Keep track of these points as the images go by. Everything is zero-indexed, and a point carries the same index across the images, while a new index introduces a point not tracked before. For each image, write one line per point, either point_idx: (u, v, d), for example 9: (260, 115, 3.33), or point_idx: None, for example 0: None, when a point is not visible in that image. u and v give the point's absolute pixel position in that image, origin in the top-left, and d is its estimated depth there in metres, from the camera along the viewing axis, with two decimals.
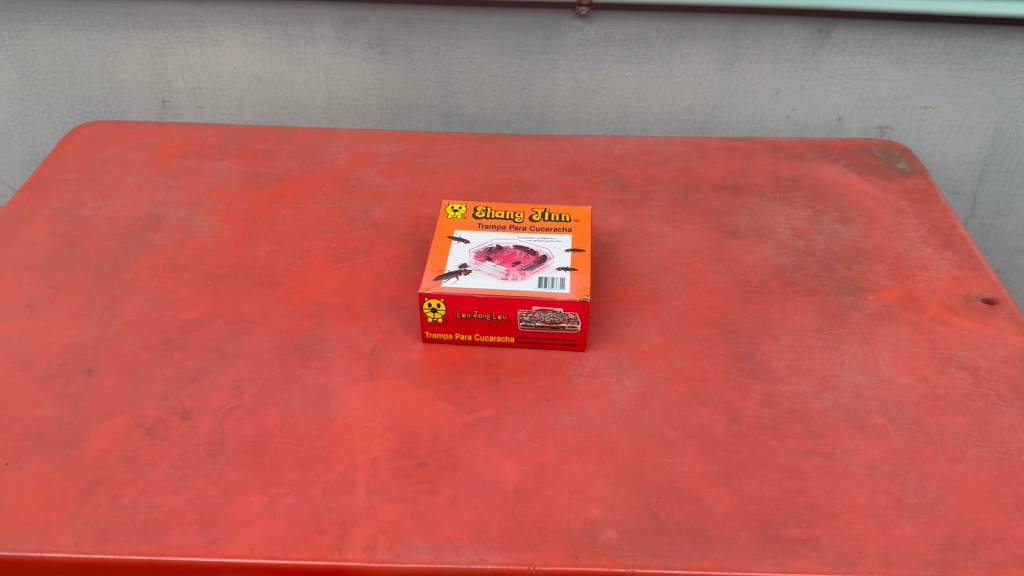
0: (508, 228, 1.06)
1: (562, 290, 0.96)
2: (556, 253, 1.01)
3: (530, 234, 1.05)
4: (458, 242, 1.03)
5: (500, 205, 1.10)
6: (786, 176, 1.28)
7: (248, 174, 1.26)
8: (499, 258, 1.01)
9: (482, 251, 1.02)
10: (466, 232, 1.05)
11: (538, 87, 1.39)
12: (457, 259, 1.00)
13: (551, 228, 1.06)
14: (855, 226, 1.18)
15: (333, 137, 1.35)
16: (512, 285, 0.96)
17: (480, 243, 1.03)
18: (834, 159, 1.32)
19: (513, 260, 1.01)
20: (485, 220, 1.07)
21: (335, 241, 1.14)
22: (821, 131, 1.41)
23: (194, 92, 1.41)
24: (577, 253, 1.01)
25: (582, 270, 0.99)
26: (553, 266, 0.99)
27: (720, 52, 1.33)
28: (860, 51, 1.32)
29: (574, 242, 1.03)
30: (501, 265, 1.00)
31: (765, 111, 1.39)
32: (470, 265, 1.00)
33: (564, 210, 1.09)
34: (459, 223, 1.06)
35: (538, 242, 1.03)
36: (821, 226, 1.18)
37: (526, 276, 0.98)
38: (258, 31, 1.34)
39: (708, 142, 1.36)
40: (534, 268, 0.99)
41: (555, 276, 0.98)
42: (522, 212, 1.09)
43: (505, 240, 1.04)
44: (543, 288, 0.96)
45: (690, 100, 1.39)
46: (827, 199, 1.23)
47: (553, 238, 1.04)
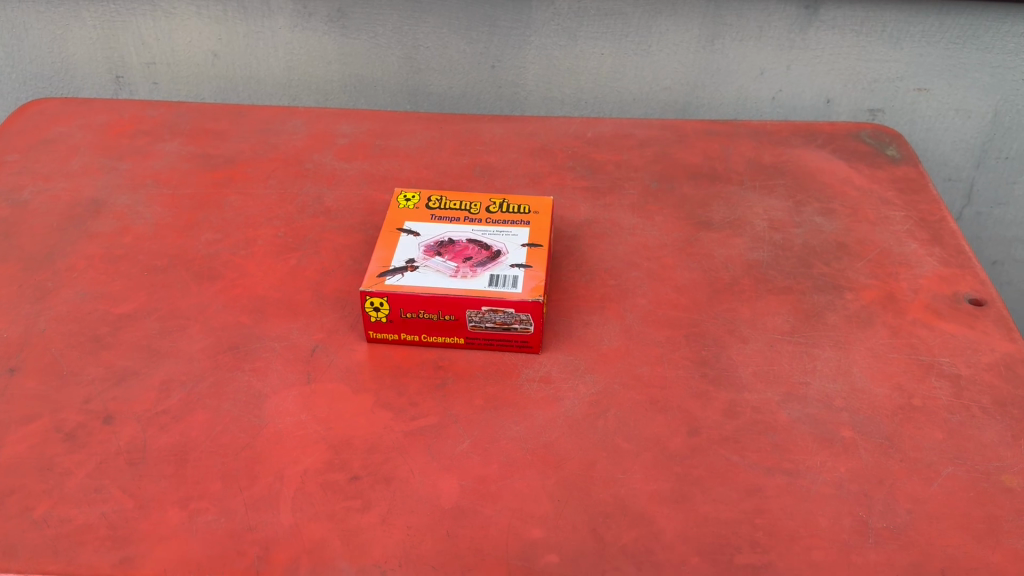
0: (462, 220, 0.99)
1: (514, 289, 0.90)
2: (510, 248, 0.95)
3: (485, 226, 0.98)
4: (408, 234, 0.97)
5: (456, 193, 1.03)
6: (767, 162, 1.21)
7: (198, 156, 1.19)
8: (450, 253, 0.94)
9: (432, 244, 0.95)
10: (417, 224, 0.98)
11: (508, 64, 1.31)
12: (405, 253, 0.94)
13: (508, 220, 0.99)
14: (837, 218, 1.11)
15: (292, 116, 1.28)
16: (460, 284, 0.90)
17: (431, 236, 0.97)
18: (820, 144, 1.24)
19: (465, 255, 0.94)
20: (439, 210, 1.00)
21: (283, 230, 1.08)
22: (809, 114, 1.33)
23: (149, 68, 1.34)
24: (533, 248, 0.95)
25: (538, 267, 0.92)
26: (507, 263, 0.93)
27: (701, 28, 1.25)
28: (850, 29, 1.24)
29: (531, 236, 0.96)
30: (451, 261, 0.93)
31: (750, 92, 1.31)
32: (418, 260, 0.93)
33: (523, 199, 1.02)
34: (410, 213, 1.00)
35: (493, 235, 0.97)
36: (801, 217, 1.11)
37: (477, 273, 0.92)
38: (213, 3, 1.27)
39: (687, 125, 1.28)
40: (486, 264, 0.93)
41: (507, 273, 0.91)
42: (479, 202, 1.02)
43: (457, 232, 0.97)
44: (494, 287, 0.90)
45: (669, 80, 1.31)
46: (809, 188, 1.16)
47: (510, 231, 0.97)
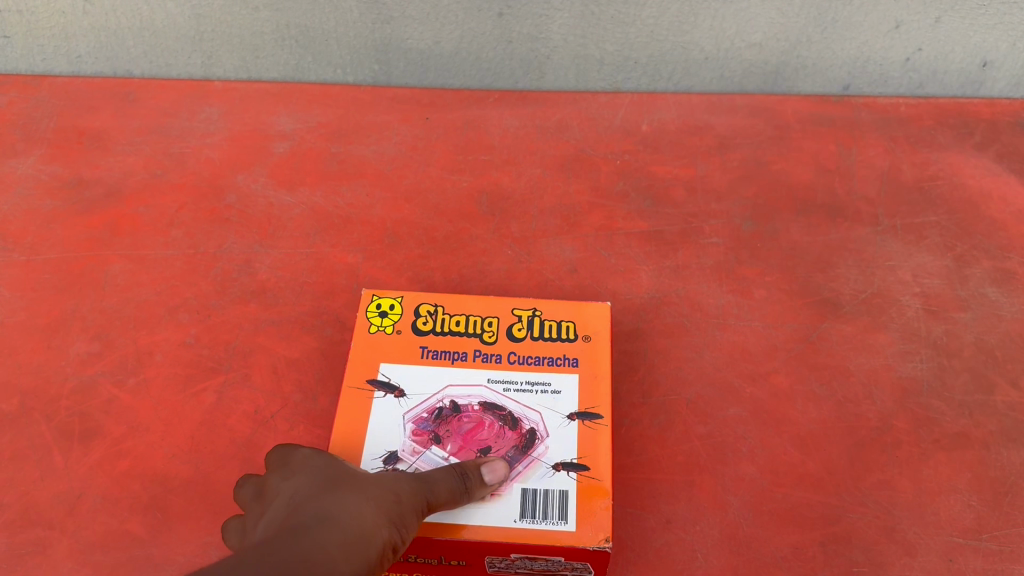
0: (471, 359, 0.63)
1: (563, 523, 0.54)
2: (551, 427, 0.59)
3: (508, 372, 0.62)
4: (385, 397, 0.61)
5: (459, 300, 0.65)
6: (907, 181, 0.83)
7: (65, 185, 0.80)
8: (455, 438, 0.59)
9: (424, 420, 0.60)
10: (398, 373, 0.62)
11: (524, 10, 0.89)
12: (380, 441, 0.58)
13: (545, 358, 0.63)
14: (1018, 291, 0.75)
15: (204, 99, 0.88)
16: (474, 511, 0.54)
17: (421, 402, 0.61)
18: (979, 143, 0.87)
19: (480, 442, 0.59)
20: (433, 338, 0.64)
21: (195, 331, 0.71)
22: (956, 85, 0.91)
23: None
24: (588, 425, 0.59)
25: (598, 469, 0.57)
26: (548, 461, 0.58)
27: None
28: None
29: (582, 398, 0.61)
30: (458, 455, 0.58)
31: (875, 52, 0.90)
32: (403, 455, 0.58)
33: (565, 313, 0.65)
34: (388, 349, 0.63)
35: (521, 394, 0.61)
36: (967, 290, 0.76)
37: (499, 483, 0.56)
38: None
39: (786, 107, 0.89)
40: (515, 463, 0.57)
41: (551, 484, 0.56)
42: (496, 317, 0.65)
43: (463, 391, 0.61)
44: (531, 517, 0.55)
45: (763, 33, 0.89)
46: (972, 232, 0.79)
47: (548, 387, 0.61)
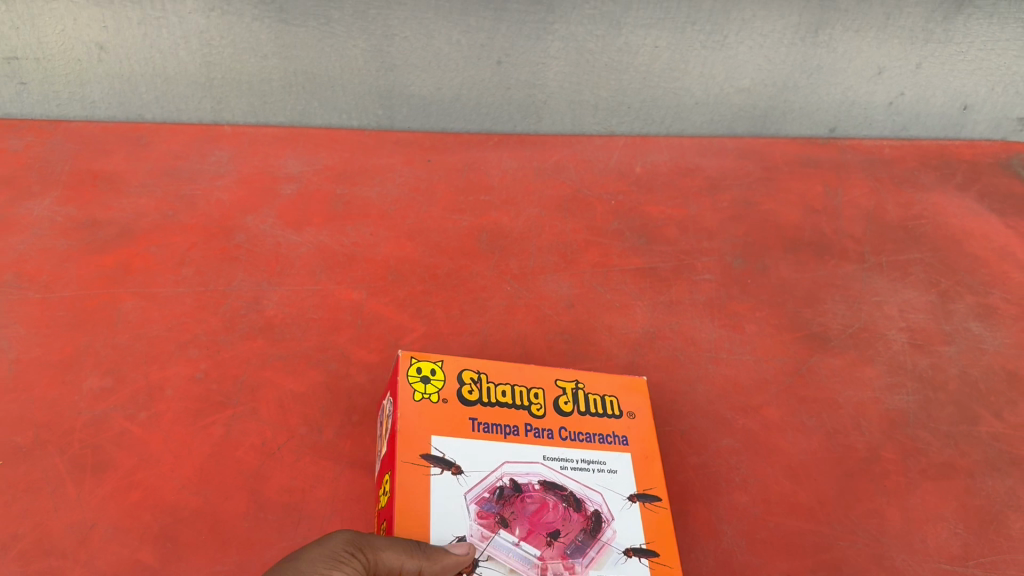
0: (523, 435, 0.58)
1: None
2: (616, 510, 0.55)
3: (563, 450, 0.58)
4: (441, 474, 0.53)
5: (504, 368, 0.61)
6: (892, 220, 0.86)
7: (79, 226, 0.83)
8: (521, 521, 0.53)
9: (487, 500, 0.53)
10: (451, 447, 0.55)
11: (522, 59, 0.94)
12: (447, 525, 0.51)
13: (596, 436, 0.59)
14: (1001, 326, 0.78)
15: (215, 142, 0.92)
16: None
17: (479, 481, 0.54)
18: (960, 184, 0.91)
19: (547, 526, 0.53)
20: (481, 410, 0.58)
21: (205, 367, 0.73)
22: (938, 126, 0.96)
23: (9, 65, 0.92)
24: (650, 507, 0.56)
25: (668, 556, 0.54)
26: (618, 546, 0.53)
27: (802, 15, 0.92)
28: (1015, 17, 0.93)
29: (639, 479, 0.58)
30: (528, 540, 0.52)
31: (859, 96, 0.95)
32: (472, 541, 0.51)
33: (611, 388, 0.62)
34: (438, 422, 0.56)
35: (579, 472, 0.57)
36: (951, 324, 0.78)
37: (575, 573, 0.51)
38: None
39: (773, 150, 0.93)
40: (587, 550, 0.53)
41: (626, 573, 0.52)
42: (542, 389, 0.61)
43: (522, 470, 0.56)
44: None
45: (751, 80, 0.95)
46: (956, 269, 0.82)
47: (604, 466, 0.58)
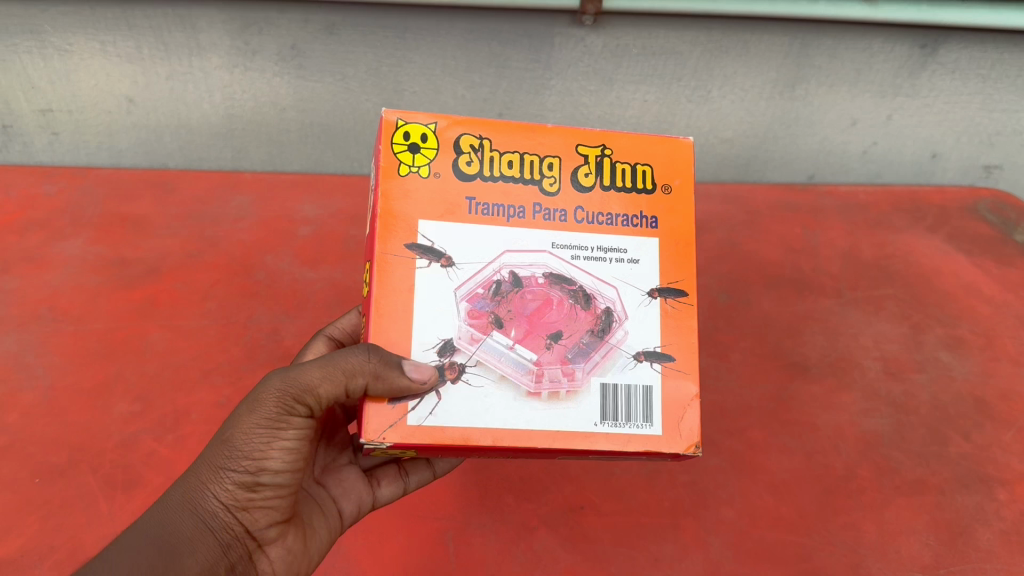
0: (531, 218, 0.54)
1: (650, 428, 0.52)
2: (631, 308, 0.54)
3: (578, 234, 0.54)
4: (430, 267, 0.52)
5: (509, 130, 0.55)
6: (867, 259, 0.93)
7: (109, 264, 0.89)
8: (519, 320, 0.53)
9: (481, 297, 0.53)
10: (439, 235, 0.52)
11: (521, 111, 1.01)
12: (429, 328, 0.52)
13: (621, 217, 0.55)
14: (968, 355, 0.84)
15: (234, 189, 0.97)
16: (550, 416, 0.51)
17: (473, 275, 0.52)
18: (930, 226, 0.98)
19: (548, 325, 0.53)
20: (481, 185, 0.54)
21: (228, 393, 0.79)
22: (909, 172, 1.05)
23: (45, 116, 1.01)
24: (673, 303, 0.54)
25: (685, 358, 0.54)
26: (629, 349, 0.53)
27: (779, 72, 0.99)
28: (975, 73, 1.01)
29: (662, 272, 0.55)
30: (524, 343, 0.53)
31: (835, 146, 1.04)
32: (460, 345, 0.52)
33: (642, 153, 0.57)
34: (425, 205, 0.53)
35: (595, 262, 0.54)
36: (922, 354, 0.84)
37: (574, 379, 0.52)
38: (122, 37, 0.98)
39: (756, 195, 0.99)
40: (590, 352, 0.53)
41: (633, 378, 0.53)
42: (557, 158, 0.55)
43: (526, 259, 0.53)
44: (611, 426, 0.52)
45: (733, 131, 1.02)
46: (925, 303, 0.89)
47: (626, 254, 0.54)
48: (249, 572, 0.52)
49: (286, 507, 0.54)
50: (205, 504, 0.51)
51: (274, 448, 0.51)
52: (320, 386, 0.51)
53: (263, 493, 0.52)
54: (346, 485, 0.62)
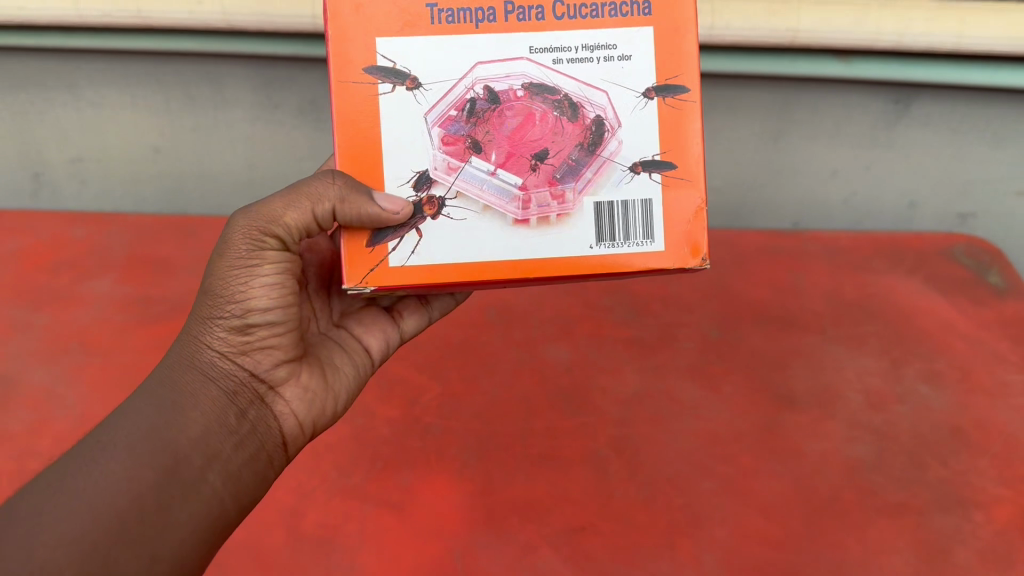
0: (502, 21, 0.58)
1: (651, 244, 0.60)
2: (625, 115, 0.60)
3: (557, 34, 0.59)
4: (395, 90, 0.59)
5: None
6: (849, 299, 0.99)
7: (135, 301, 0.95)
8: (500, 143, 0.60)
9: (455, 120, 0.59)
10: (402, 55, 0.58)
11: None
12: (406, 157, 0.59)
13: (601, 7, 0.59)
14: (946, 388, 0.89)
15: None
16: (545, 241, 0.59)
17: (445, 96, 0.59)
18: (909, 269, 1.05)
19: (533, 145, 0.60)
20: None
21: None
22: (889, 219, 1.17)
23: (74, 164, 1.20)
24: (670, 104, 0.60)
25: (682, 165, 0.60)
26: (624, 162, 0.60)
27: (763, 126, 1.09)
28: (948, 127, 1.08)
29: (655, 69, 0.60)
30: (506, 168, 0.60)
31: (819, 196, 1.16)
32: (439, 176, 0.59)
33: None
34: (386, 17, 0.58)
35: (579, 69, 0.59)
36: (902, 386, 0.89)
37: (567, 202, 0.59)
38: (152, 93, 1.12)
39: (745, 240, 1.08)
40: (581, 170, 0.60)
41: (631, 194, 0.60)
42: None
43: (502, 71, 0.59)
44: (609, 247, 0.60)
45: (721, 181, 1.14)
46: (905, 340, 0.94)
47: (614, 53, 0.59)
48: (266, 413, 0.63)
49: (284, 348, 0.63)
50: (204, 356, 0.61)
51: (253, 262, 0.60)
52: (284, 215, 0.59)
53: (257, 335, 0.61)
54: (368, 324, 0.72)
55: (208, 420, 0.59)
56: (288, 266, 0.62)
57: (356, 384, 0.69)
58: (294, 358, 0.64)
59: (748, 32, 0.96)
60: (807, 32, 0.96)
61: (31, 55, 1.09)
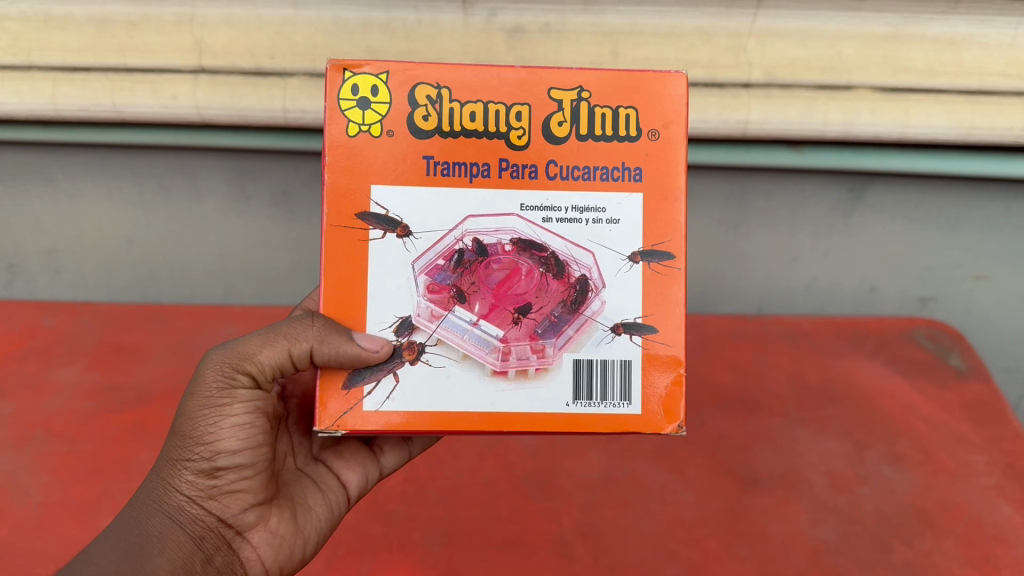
0: (494, 176, 0.62)
1: (628, 406, 0.63)
2: (609, 275, 0.63)
3: (550, 193, 0.62)
4: (385, 237, 0.62)
5: (466, 83, 0.62)
6: (812, 382, 1.01)
7: (103, 389, 0.95)
8: (485, 293, 0.64)
9: (441, 269, 0.63)
10: (392, 203, 0.61)
11: None
12: (391, 306, 0.62)
13: (594, 170, 0.62)
14: (909, 470, 0.89)
15: (225, 321, 1.07)
16: (520, 393, 0.62)
17: (432, 245, 0.62)
18: (870, 352, 1.06)
19: (516, 297, 0.64)
20: (441, 143, 0.62)
21: None
22: (851, 304, 1.23)
23: (48, 255, 1.23)
24: (656, 267, 0.63)
25: (663, 332, 0.63)
26: (606, 323, 0.63)
27: (723, 214, 1.16)
28: (900, 214, 1.16)
29: (643, 235, 0.63)
30: (488, 319, 0.63)
31: (781, 281, 1.22)
32: (420, 323, 0.62)
33: (622, 98, 0.63)
34: (384, 169, 0.62)
35: (565, 224, 0.62)
36: (866, 469, 0.90)
37: (548, 356, 0.63)
38: (127, 185, 1.17)
39: (708, 324, 1.11)
40: (563, 327, 0.63)
41: (609, 352, 0.63)
42: (525, 106, 0.63)
43: (491, 225, 0.62)
44: (584, 405, 0.62)
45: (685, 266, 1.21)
46: (868, 423, 0.95)
47: (604, 214, 0.62)
48: (232, 557, 0.64)
49: (253, 491, 0.64)
50: (172, 500, 0.63)
51: (224, 402, 0.63)
52: (257, 354, 0.63)
53: (225, 478, 0.63)
54: (348, 459, 0.73)
55: (173, 567, 0.61)
56: (258, 404, 0.64)
57: (329, 525, 0.69)
58: (262, 502, 0.65)
59: (701, 124, 1.05)
60: (756, 123, 1.05)
61: (13, 151, 1.15)
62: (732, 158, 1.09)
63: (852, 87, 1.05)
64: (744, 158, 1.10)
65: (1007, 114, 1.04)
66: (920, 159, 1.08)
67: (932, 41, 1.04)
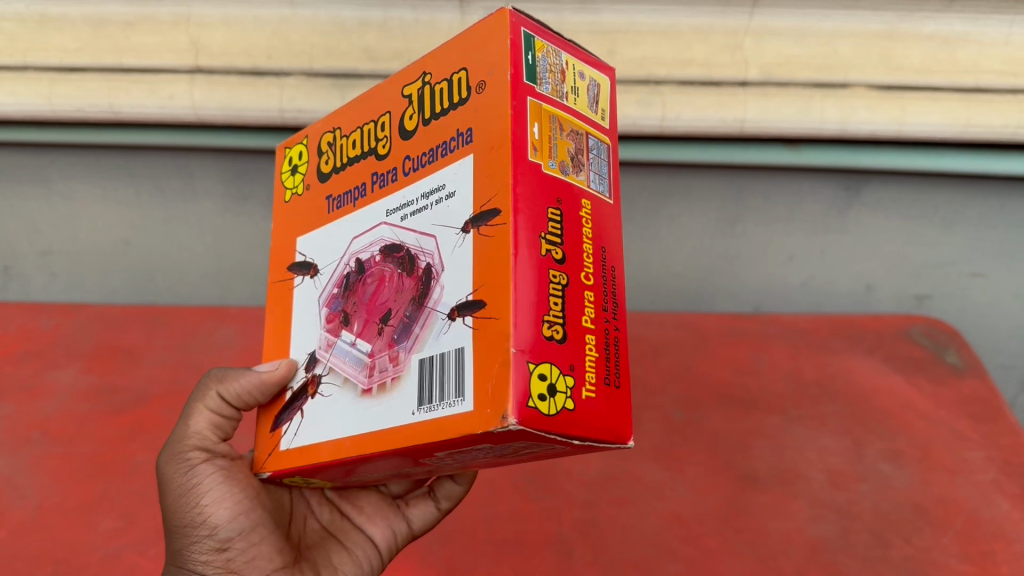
0: (369, 191, 0.56)
1: (460, 404, 0.44)
2: (446, 254, 0.48)
3: (405, 190, 0.52)
4: (303, 281, 0.62)
5: (348, 114, 0.60)
6: (809, 379, 1.01)
7: (99, 391, 0.95)
8: (360, 311, 0.55)
9: (337, 297, 0.58)
10: (308, 248, 0.62)
11: None
12: (308, 343, 0.60)
13: (435, 152, 0.51)
14: (908, 466, 0.90)
15: (222, 322, 1.07)
16: (380, 412, 0.50)
17: (331, 276, 0.59)
18: (867, 350, 1.07)
19: (381, 306, 0.53)
20: (334, 182, 0.60)
21: None
22: (848, 303, 1.24)
23: (44, 257, 1.23)
24: (483, 231, 0.45)
25: (493, 305, 0.43)
26: (444, 309, 0.47)
27: (719, 213, 1.17)
28: (896, 213, 1.16)
29: (473, 197, 0.47)
30: (363, 338, 0.54)
31: (778, 280, 1.22)
32: (321, 356, 0.58)
33: (454, 63, 0.51)
34: (306, 216, 0.63)
35: (414, 214, 0.51)
36: (864, 466, 0.90)
37: (400, 364, 0.49)
38: (124, 186, 1.17)
39: (706, 322, 1.10)
40: (411, 328, 0.49)
41: (446, 344, 0.46)
42: (386, 115, 0.56)
43: (368, 239, 0.55)
44: (426, 412, 0.46)
45: (682, 266, 1.22)
46: (866, 420, 0.95)
47: (443, 190, 0.49)
48: None
49: (270, 555, 0.66)
50: None
51: (194, 482, 0.65)
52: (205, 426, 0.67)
53: (236, 549, 0.65)
54: (371, 514, 0.75)
55: None
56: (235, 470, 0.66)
57: None
58: (284, 565, 0.67)
59: (698, 122, 1.05)
60: (753, 121, 1.05)
61: (9, 153, 1.15)
62: (728, 157, 1.10)
63: (848, 85, 1.05)
64: (740, 157, 1.10)
65: (1002, 111, 1.04)
66: (917, 156, 1.09)
67: (927, 38, 1.05)
